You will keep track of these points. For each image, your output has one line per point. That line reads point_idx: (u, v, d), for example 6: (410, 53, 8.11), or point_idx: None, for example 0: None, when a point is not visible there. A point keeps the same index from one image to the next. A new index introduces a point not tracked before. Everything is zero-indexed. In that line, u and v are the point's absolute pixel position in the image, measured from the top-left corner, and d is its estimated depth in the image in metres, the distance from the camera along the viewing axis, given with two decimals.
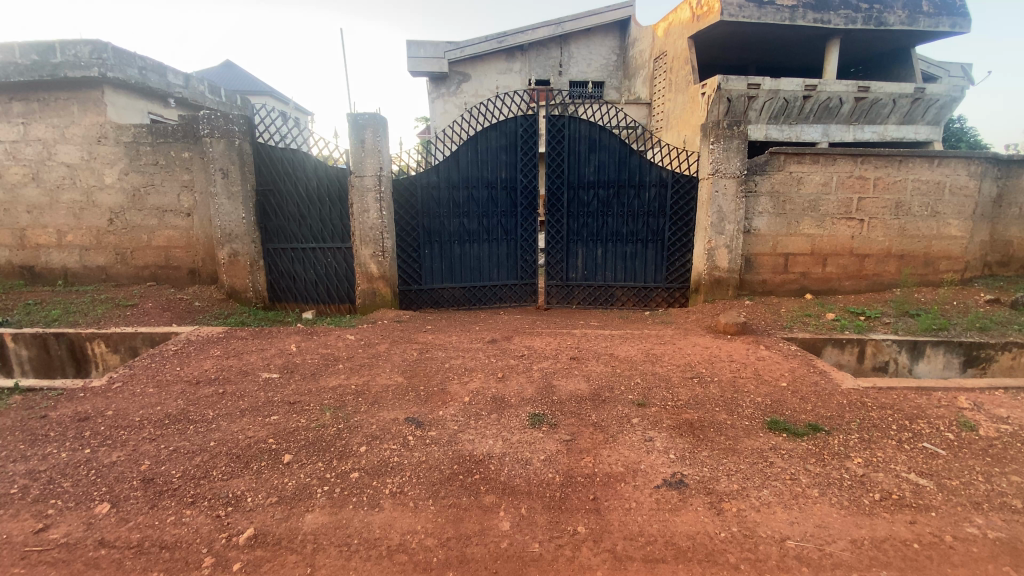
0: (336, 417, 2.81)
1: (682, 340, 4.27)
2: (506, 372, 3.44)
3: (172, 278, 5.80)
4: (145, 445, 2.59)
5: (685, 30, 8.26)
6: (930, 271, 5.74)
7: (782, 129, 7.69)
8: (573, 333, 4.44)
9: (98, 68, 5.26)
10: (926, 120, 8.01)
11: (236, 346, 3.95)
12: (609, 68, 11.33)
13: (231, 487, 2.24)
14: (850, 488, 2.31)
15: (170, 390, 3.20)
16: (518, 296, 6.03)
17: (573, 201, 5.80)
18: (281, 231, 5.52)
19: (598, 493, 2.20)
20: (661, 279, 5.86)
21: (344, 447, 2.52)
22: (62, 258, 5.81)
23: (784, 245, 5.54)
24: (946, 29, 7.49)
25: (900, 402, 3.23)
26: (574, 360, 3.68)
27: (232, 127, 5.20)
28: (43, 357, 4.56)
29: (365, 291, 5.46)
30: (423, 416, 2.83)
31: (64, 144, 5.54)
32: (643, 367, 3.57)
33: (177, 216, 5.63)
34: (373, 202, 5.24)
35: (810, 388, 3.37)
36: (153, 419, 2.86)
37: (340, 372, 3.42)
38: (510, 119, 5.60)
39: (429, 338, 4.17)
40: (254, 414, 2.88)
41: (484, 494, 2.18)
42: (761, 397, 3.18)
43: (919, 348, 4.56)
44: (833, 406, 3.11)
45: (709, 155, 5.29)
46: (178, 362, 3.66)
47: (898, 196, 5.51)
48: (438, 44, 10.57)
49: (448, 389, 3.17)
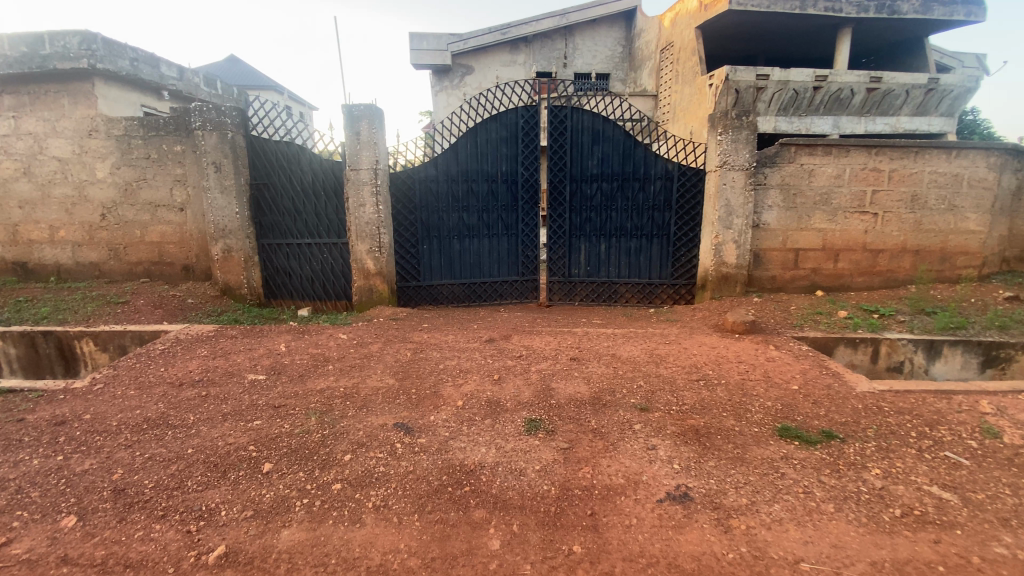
0: (321, 422, 2.65)
1: (688, 340, 4.08)
2: (502, 373, 3.28)
3: (166, 275, 5.68)
4: (119, 452, 2.45)
5: (693, 21, 8.04)
6: (947, 267, 5.53)
7: (791, 121, 7.50)
8: (575, 332, 4.26)
9: (87, 60, 5.12)
10: (939, 112, 7.77)
11: (224, 346, 3.78)
12: (615, 59, 11.11)
13: (204, 500, 2.10)
14: (868, 503, 2.15)
15: (151, 393, 3.04)
16: (520, 293, 5.90)
17: (576, 195, 5.64)
18: (276, 226, 5.41)
19: (597, 507, 2.04)
20: (667, 275, 5.67)
21: (327, 455, 2.36)
22: (55, 254, 5.70)
23: (794, 240, 5.35)
24: (961, 17, 7.34)
25: (918, 407, 3.07)
26: (574, 361, 3.52)
27: (225, 119, 5.05)
28: (31, 355, 4.45)
29: (362, 288, 5.31)
30: (413, 422, 2.65)
31: (55, 137, 5.43)
32: (646, 369, 3.40)
33: (170, 211, 5.51)
34: (369, 196, 5.09)
35: (822, 391, 3.18)
36: (131, 423, 2.71)
37: (329, 373, 3.26)
38: (511, 110, 5.44)
39: (424, 338, 4.02)
40: (237, 418, 2.72)
41: (474, 509, 2.02)
42: (772, 402, 3.00)
43: (936, 347, 4.40)
44: (849, 411, 2.95)
45: (716, 146, 5.09)
46: (163, 362, 3.51)
47: (914, 189, 5.31)
48: (441, 36, 10.37)
49: (441, 392, 3.01)
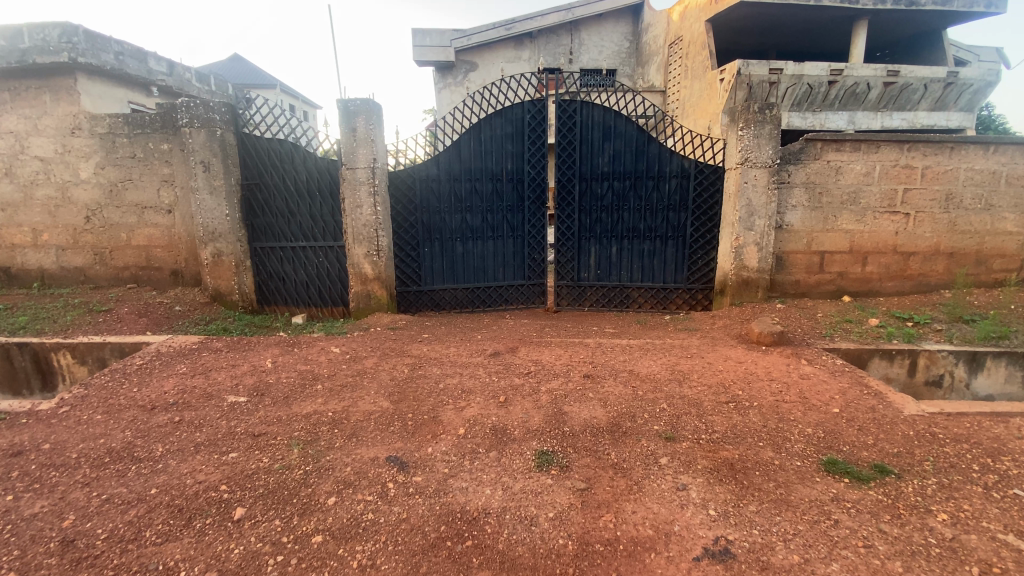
0: (303, 456, 2.34)
1: (711, 353, 3.74)
2: (508, 395, 2.95)
3: (154, 280, 5.40)
4: (74, 493, 2.15)
5: (703, 14, 7.71)
6: (983, 271, 5.17)
7: (805, 117, 7.18)
8: (587, 344, 3.93)
9: (68, 53, 4.87)
10: (958, 106, 7.35)
11: (205, 362, 3.47)
12: (622, 55, 10.75)
13: (163, 556, 1.78)
14: (941, 560, 1.81)
15: (119, 418, 2.73)
16: (526, 298, 5.59)
17: (586, 194, 5.31)
18: (269, 229, 5.11)
19: (622, 568, 1.72)
20: (682, 279, 5.34)
21: (309, 499, 2.05)
22: (38, 259, 5.42)
23: (819, 242, 5.01)
24: (981, 9, 6.99)
25: (975, 434, 2.73)
26: (588, 380, 3.19)
27: (214, 115, 4.76)
28: (6, 368, 4.17)
29: (359, 293, 5.01)
30: (408, 454, 2.35)
31: (37, 136, 5.15)
32: (668, 389, 3.07)
33: (157, 213, 5.23)
34: (366, 196, 4.79)
35: (867, 415, 2.85)
36: (93, 456, 2.41)
37: (318, 395, 2.95)
38: (516, 105, 5.12)
39: (424, 352, 3.70)
40: (211, 449, 2.42)
41: (477, 570, 1.70)
42: (812, 429, 2.67)
43: (979, 359, 4.05)
44: (900, 440, 2.61)
45: (737, 142, 4.75)
46: (138, 381, 3.20)
47: (948, 188, 4.95)
48: (445, 32, 10.07)
49: (441, 418, 2.69)
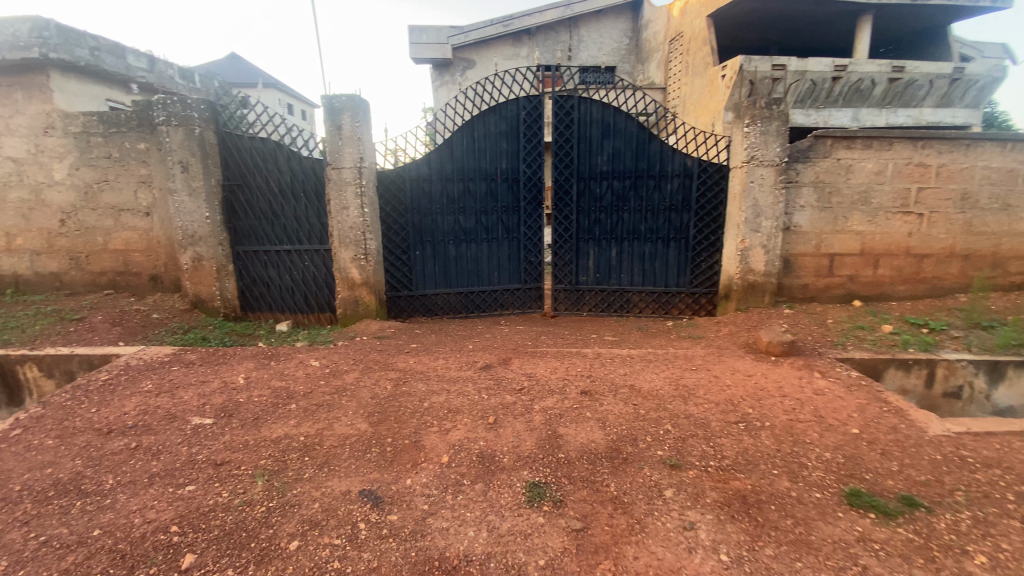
0: (267, 489, 2.11)
1: (717, 365, 3.50)
2: (498, 415, 2.72)
3: (133, 286, 5.16)
4: (8, 534, 1.91)
5: (705, 8, 7.47)
6: (1000, 274, 4.93)
7: (807, 113, 6.84)
8: (585, 355, 3.69)
9: (38, 49, 4.74)
10: (965, 103, 7.07)
11: (174, 378, 3.23)
12: (621, 51, 10.50)
13: None
14: None
15: (71, 445, 2.50)
16: (522, 303, 5.36)
17: (584, 194, 5.08)
18: (252, 231, 4.87)
19: None
20: (685, 283, 5.09)
21: (268, 543, 1.81)
22: (11, 264, 5.18)
23: (829, 244, 4.77)
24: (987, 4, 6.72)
25: (1008, 456, 2.49)
26: (585, 397, 2.95)
27: (191, 113, 4.52)
28: None
29: (346, 299, 4.77)
30: (384, 488, 2.11)
31: (8, 135, 4.89)
32: (672, 407, 2.83)
33: (135, 215, 4.99)
34: (353, 197, 4.55)
35: (890, 437, 2.61)
36: (36, 489, 2.17)
37: (291, 416, 2.71)
38: (511, 101, 4.88)
39: (410, 365, 3.46)
40: (167, 481, 2.19)
41: None
42: (831, 454, 2.44)
43: (1000, 369, 3.82)
44: (928, 466, 2.37)
45: (743, 139, 4.51)
46: (98, 400, 2.97)
47: (964, 187, 4.71)
48: (441, 29, 9.85)
49: (423, 443, 2.45)
